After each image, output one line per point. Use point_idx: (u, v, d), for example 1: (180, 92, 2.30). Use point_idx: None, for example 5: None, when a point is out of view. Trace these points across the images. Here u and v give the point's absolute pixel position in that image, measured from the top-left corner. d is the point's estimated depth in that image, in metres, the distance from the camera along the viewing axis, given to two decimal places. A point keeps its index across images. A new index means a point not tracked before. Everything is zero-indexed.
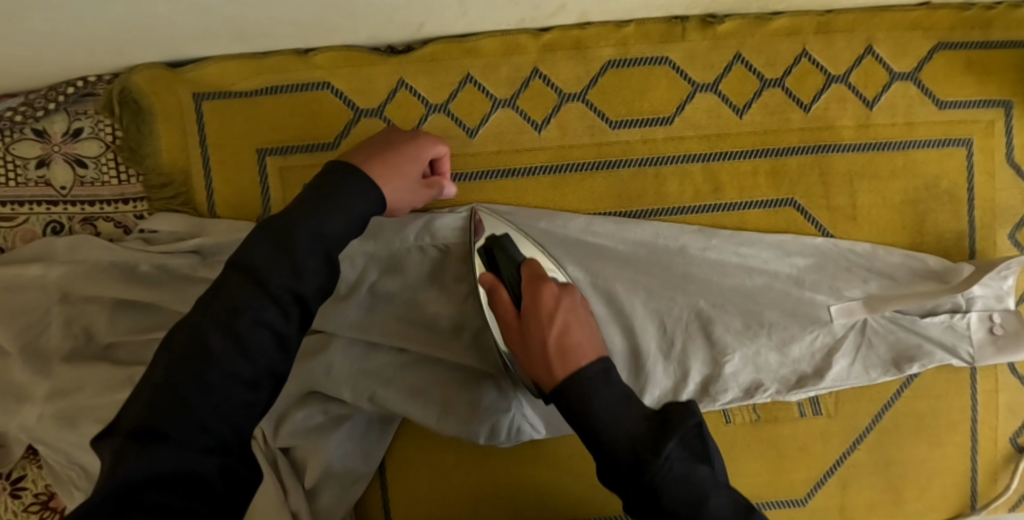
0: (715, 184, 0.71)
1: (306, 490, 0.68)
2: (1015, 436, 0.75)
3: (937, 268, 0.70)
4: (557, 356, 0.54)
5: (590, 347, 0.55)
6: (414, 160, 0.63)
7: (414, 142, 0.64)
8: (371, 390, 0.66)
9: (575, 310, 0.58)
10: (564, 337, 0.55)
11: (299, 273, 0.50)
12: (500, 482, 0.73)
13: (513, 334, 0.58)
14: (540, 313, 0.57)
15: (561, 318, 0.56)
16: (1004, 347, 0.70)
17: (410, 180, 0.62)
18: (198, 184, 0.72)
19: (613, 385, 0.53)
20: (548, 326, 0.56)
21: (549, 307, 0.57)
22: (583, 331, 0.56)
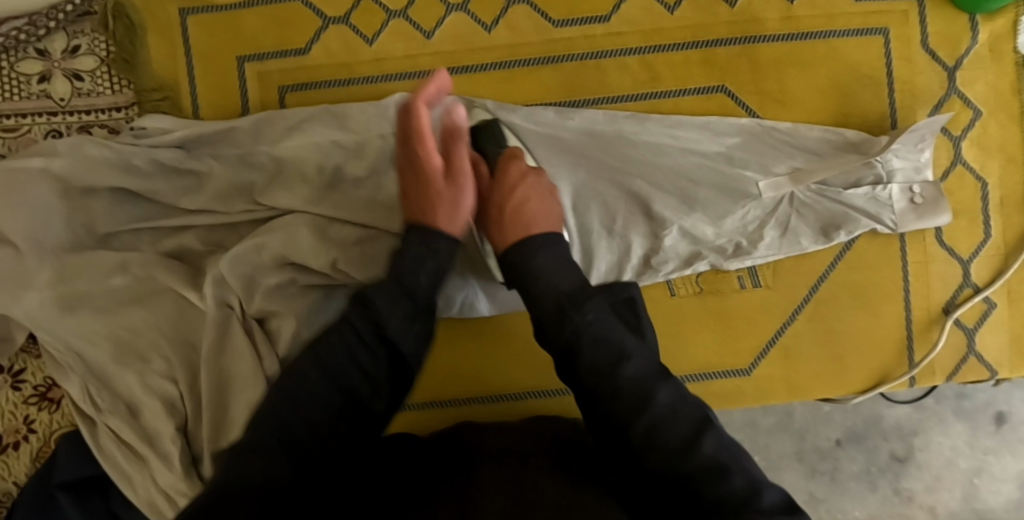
0: (651, 74, 0.78)
1: (279, 356, 0.75)
2: (948, 304, 0.80)
3: (856, 140, 0.78)
4: (511, 219, 0.66)
5: (544, 221, 0.67)
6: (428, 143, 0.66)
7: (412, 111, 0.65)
8: (335, 258, 0.73)
9: (538, 186, 0.69)
10: (521, 205, 0.67)
11: (546, 278, 0.62)
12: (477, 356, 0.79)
13: (482, 193, 0.70)
14: (506, 184, 0.68)
15: (521, 190, 0.68)
16: (923, 213, 0.78)
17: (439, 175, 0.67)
18: (184, 90, 0.79)
19: (556, 248, 0.65)
20: (504, 203, 0.68)
21: (513, 182, 0.68)
22: (537, 207, 0.67)
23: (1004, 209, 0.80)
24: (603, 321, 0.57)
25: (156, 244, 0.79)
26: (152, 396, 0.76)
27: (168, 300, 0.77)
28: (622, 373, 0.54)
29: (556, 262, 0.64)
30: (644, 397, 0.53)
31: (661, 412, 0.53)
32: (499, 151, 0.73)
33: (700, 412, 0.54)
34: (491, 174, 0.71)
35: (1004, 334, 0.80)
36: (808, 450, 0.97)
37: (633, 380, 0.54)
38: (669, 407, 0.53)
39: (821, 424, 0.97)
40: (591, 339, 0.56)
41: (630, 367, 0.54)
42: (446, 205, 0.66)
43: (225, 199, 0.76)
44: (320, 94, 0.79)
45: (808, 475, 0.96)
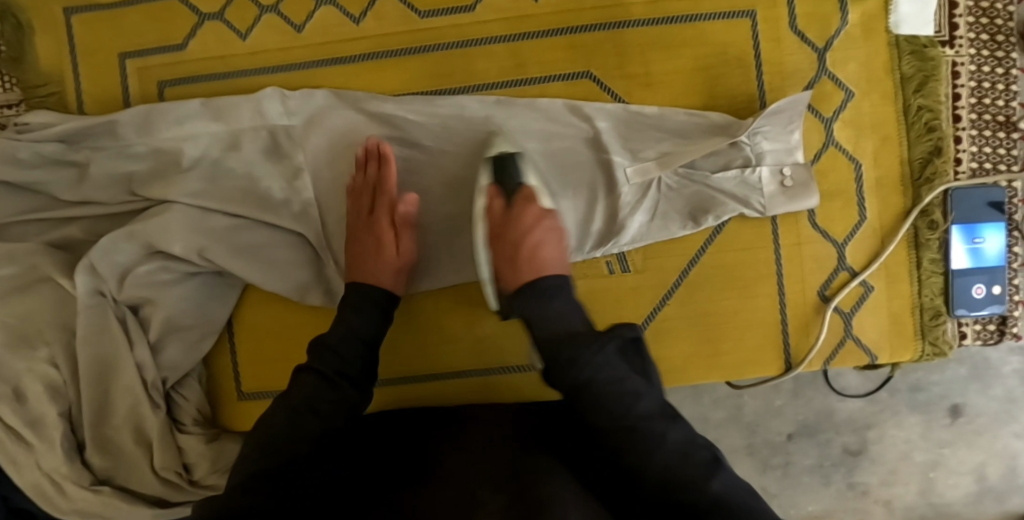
0: (517, 61, 0.79)
1: (152, 344, 0.77)
2: (822, 287, 0.79)
3: (721, 124, 0.77)
4: (528, 263, 0.70)
5: (556, 264, 0.70)
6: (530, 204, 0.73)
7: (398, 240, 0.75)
8: (201, 246, 0.76)
9: (553, 230, 0.72)
10: (536, 250, 0.70)
11: (586, 366, 0.59)
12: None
13: (496, 242, 0.72)
14: (533, 220, 0.72)
15: (538, 233, 0.71)
16: (794, 196, 0.76)
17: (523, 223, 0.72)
18: (70, 87, 0.82)
19: (565, 295, 0.68)
20: (521, 246, 0.70)
21: (528, 226, 0.71)
22: (554, 256, 0.71)
23: (879, 190, 0.79)
24: (693, 445, 0.55)
25: (44, 234, 0.81)
26: (36, 382, 0.78)
27: (48, 288, 0.80)
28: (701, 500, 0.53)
29: (567, 307, 0.67)
30: (661, 434, 0.55)
31: (670, 454, 0.55)
32: (517, 186, 0.74)
33: (710, 453, 0.55)
34: (505, 209, 0.73)
35: (881, 316, 0.79)
36: (760, 443, 0.96)
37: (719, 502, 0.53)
38: (680, 446, 0.55)
39: (773, 417, 0.95)
40: (674, 447, 0.55)
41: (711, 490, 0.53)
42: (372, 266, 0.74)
43: (104, 190, 0.79)
44: (196, 87, 0.81)
45: (760, 470, 0.96)
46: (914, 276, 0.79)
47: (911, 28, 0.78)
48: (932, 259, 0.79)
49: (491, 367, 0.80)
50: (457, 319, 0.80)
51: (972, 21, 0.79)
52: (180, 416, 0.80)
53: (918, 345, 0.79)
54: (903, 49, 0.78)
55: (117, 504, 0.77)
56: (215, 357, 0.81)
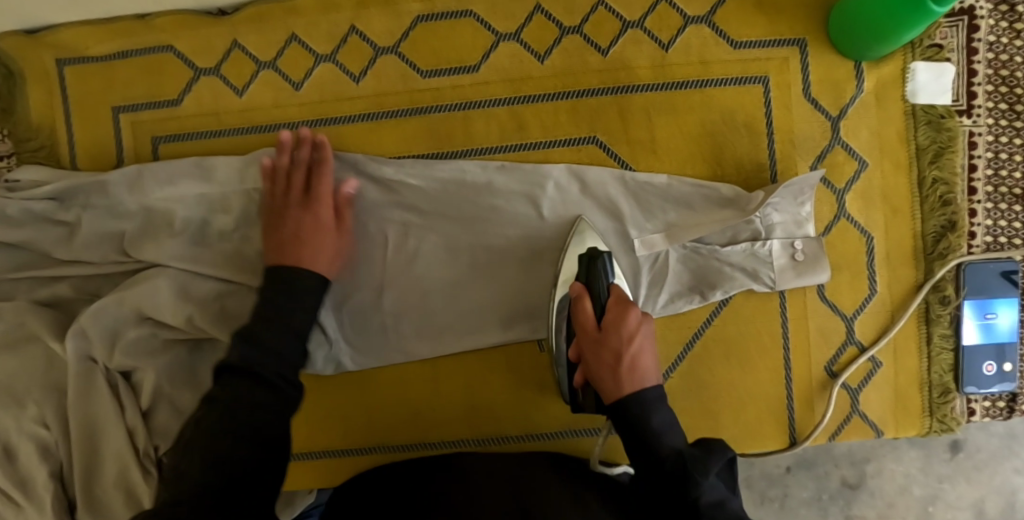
0: (519, 124, 0.77)
1: (144, 410, 0.75)
2: (828, 362, 0.77)
3: (729, 196, 0.74)
4: (630, 375, 0.67)
5: (653, 373, 0.68)
6: (617, 325, 0.69)
7: (626, 315, 0.69)
8: (193, 314, 0.74)
9: (649, 339, 0.69)
10: (636, 360, 0.67)
11: (659, 441, 0.64)
12: (353, 410, 0.79)
13: (593, 352, 0.69)
14: (623, 334, 0.68)
15: (638, 342, 0.68)
16: (803, 271, 0.75)
17: (608, 345, 0.68)
18: (61, 140, 0.80)
19: (664, 408, 0.66)
20: (622, 359, 0.67)
21: (629, 334, 0.68)
22: (643, 365, 0.68)
23: (890, 263, 0.77)
24: (739, 516, 0.60)
25: (33, 292, 0.79)
26: (27, 441, 0.77)
27: (38, 348, 0.78)
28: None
29: (667, 423, 0.65)
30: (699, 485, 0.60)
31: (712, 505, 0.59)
32: (604, 296, 0.71)
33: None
34: (597, 323, 0.70)
35: (888, 391, 0.77)
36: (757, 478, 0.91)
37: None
38: (721, 498, 0.60)
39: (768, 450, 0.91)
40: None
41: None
42: (308, 248, 0.72)
43: (93, 249, 0.77)
44: (191, 144, 0.79)
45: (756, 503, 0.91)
46: (923, 352, 0.77)
47: (928, 97, 0.76)
48: (943, 336, 0.77)
49: (489, 437, 0.78)
50: (453, 389, 0.78)
51: (991, 90, 0.76)
52: None
53: (925, 422, 0.78)
54: (919, 120, 0.76)
55: None
56: None
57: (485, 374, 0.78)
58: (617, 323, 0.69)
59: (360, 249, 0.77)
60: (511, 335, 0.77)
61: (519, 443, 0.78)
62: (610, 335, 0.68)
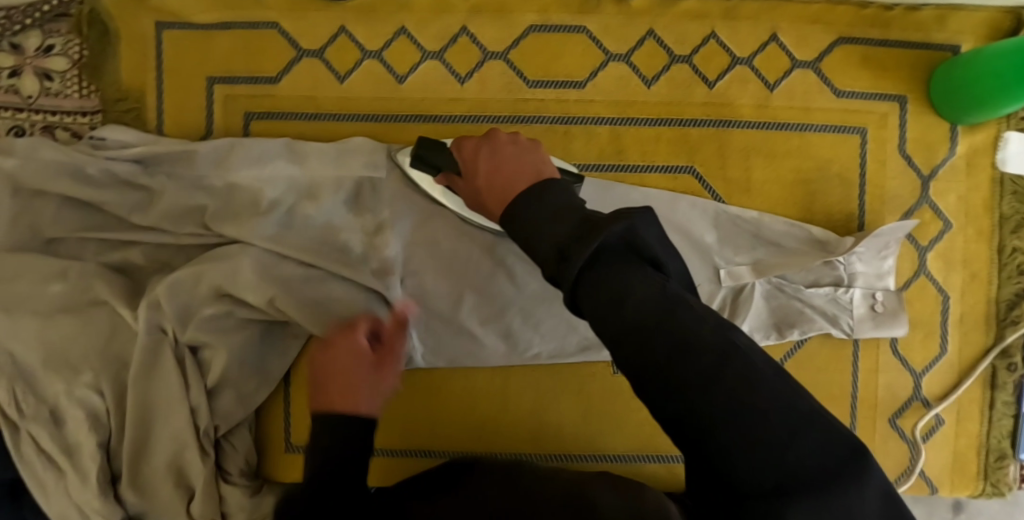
0: (619, 146, 0.77)
1: (208, 389, 0.73)
2: (893, 416, 0.78)
3: (822, 238, 0.76)
4: (492, 186, 0.56)
5: (522, 166, 0.55)
6: (468, 164, 0.60)
7: (465, 152, 0.60)
8: (273, 295, 0.72)
9: (493, 146, 0.59)
10: (491, 172, 0.56)
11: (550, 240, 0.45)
12: (420, 412, 0.78)
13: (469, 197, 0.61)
14: (469, 160, 0.60)
15: (486, 159, 0.58)
16: (881, 322, 0.76)
17: (474, 185, 0.58)
18: (150, 104, 0.78)
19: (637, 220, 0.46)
20: (479, 181, 0.57)
21: (474, 164, 0.59)
22: (485, 170, 0.57)
23: (963, 326, 0.78)
24: (705, 331, 0.39)
25: (102, 255, 0.78)
26: (76, 408, 0.76)
27: (102, 314, 0.77)
28: (627, 312, 0.40)
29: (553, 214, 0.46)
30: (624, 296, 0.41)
31: (651, 314, 0.40)
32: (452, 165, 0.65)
33: (739, 346, 0.39)
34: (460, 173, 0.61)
35: (948, 452, 0.79)
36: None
37: (648, 294, 0.41)
38: (659, 299, 0.41)
39: None
40: (687, 344, 0.39)
41: (636, 265, 0.43)
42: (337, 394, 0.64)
43: (169, 221, 0.75)
44: (284, 125, 0.78)
45: None
46: (985, 415, 0.78)
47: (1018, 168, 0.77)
48: (1007, 402, 0.78)
49: (553, 454, 0.78)
50: (521, 400, 0.78)
51: None
52: (226, 465, 0.76)
53: (978, 484, 0.78)
54: (1006, 189, 0.77)
55: None
56: (269, 405, 0.78)
57: (555, 388, 0.78)
58: (467, 159, 0.60)
59: (443, 252, 0.77)
60: (585, 353, 0.77)
61: (583, 464, 0.78)
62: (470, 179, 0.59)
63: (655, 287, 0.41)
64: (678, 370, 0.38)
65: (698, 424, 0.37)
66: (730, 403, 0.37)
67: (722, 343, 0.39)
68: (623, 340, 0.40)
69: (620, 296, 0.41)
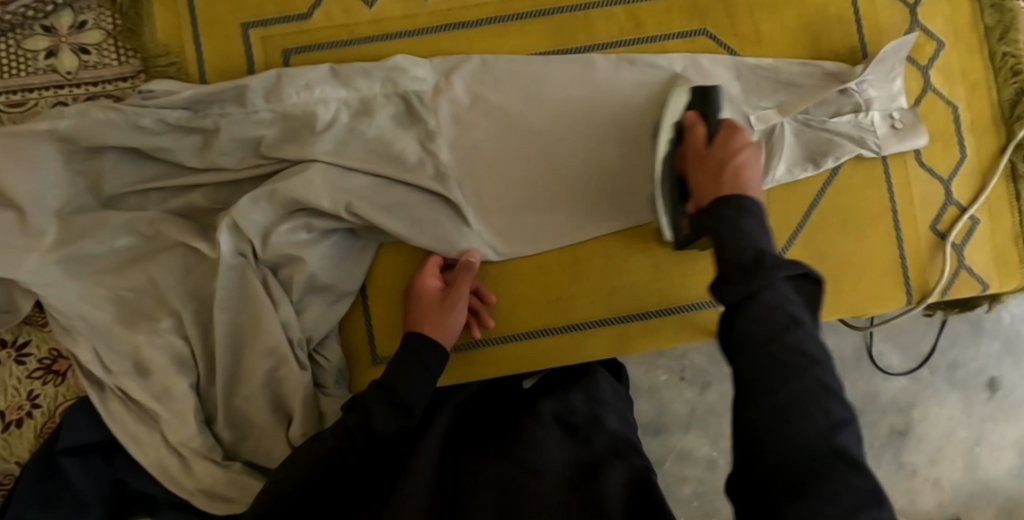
0: (637, 22, 0.84)
1: (294, 305, 0.76)
2: (933, 222, 0.84)
3: (833, 71, 0.83)
4: (731, 175, 0.65)
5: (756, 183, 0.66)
6: (739, 144, 0.68)
7: (733, 137, 0.69)
8: (347, 201, 0.75)
9: (758, 158, 0.68)
10: (742, 168, 0.66)
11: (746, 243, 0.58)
12: (506, 298, 0.82)
13: (698, 158, 0.70)
14: (732, 146, 0.68)
15: (746, 152, 0.67)
16: (904, 136, 0.82)
17: (722, 155, 0.68)
18: (190, 57, 0.82)
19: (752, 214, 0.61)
20: (720, 159, 0.67)
21: (739, 146, 0.68)
22: (723, 159, 0.67)
23: (975, 131, 0.85)
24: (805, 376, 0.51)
25: (166, 203, 0.80)
26: (162, 354, 0.76)
27: (174, 256, 0.78)
28: (780, 341, 0.52)
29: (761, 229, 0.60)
30: (783, 327, 0.52)
31: (779, 355, 0.52)
32: (716, 120, 0.74)
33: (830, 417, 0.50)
34: (707, 141, 0.71)
35: (986, 248, 0.85)
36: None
37: (806, 347, 0.52)
38: (797, 348, 0.52)
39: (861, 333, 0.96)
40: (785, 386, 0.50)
41: (798, 333, 0.52)
42: (434, 320, 0.75)
43: (231, 155, 0.78)
44: (322, 55, 0.82)
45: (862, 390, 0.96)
46: (1015, 208, 0.85)
47: None
48: None
49: (631, 314, 0.83)
50: (597, 273, 0.83)
51: None
52: (321, 380, 0.78)
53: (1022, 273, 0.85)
54: (985, 3, 0.85)
55: (248, 481, 0.75)
56: (350, 321, 0.80)
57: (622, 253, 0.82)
58: (741, 143, 0.69)
59: (495, 147, 0.81)
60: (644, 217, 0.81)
61: (660, 319, 0.83)
62: (716, 155, 0.68)
63: (811, 341, 0.53)
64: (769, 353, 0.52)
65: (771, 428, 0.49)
66: (788, 439, 0.48)
67: (808, 391, 0.50)
68: (748, 356, 0.52)
69: (765, 348, 0.52)
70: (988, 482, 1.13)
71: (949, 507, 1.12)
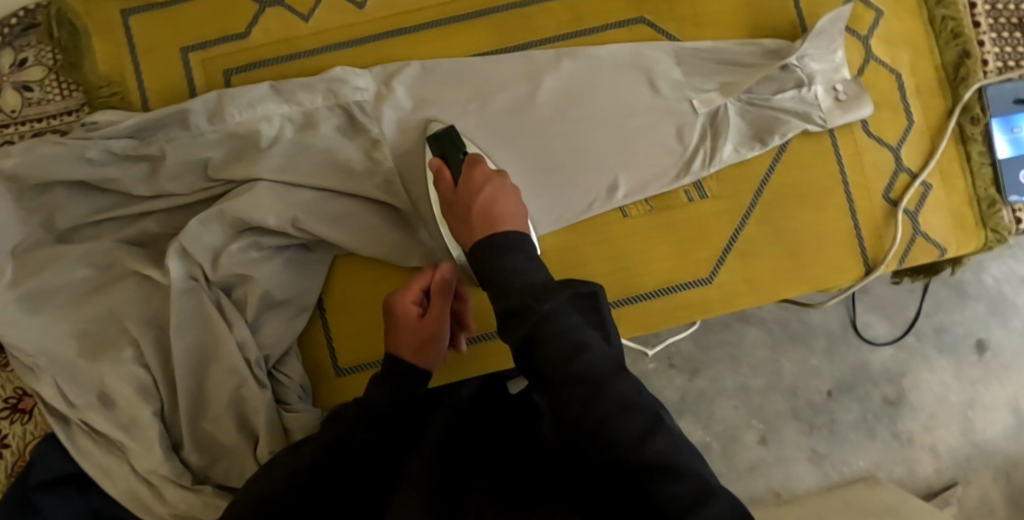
0: (575, 15, 0.83)
1: (250, 323, 0.76)
2: (885, 191, 0.83)
3: (772, 48, 0.83)
4: (478, 220, 0.70)
5: (510, 215, 0.70)
6: (471, 187, 0.73)
7: (469, 177, 0.73)
8: (293, 216, 0.75)
9: (501, 187, 0.73)
10: (487, 207, 0.70)
11: (514, 276, 0.62)
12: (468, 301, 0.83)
13: (448, 200, 0.74)
14: (472, 187, 0.72)
15: (487, 190, 0.72)
16: (849, 108, 0.82)
17: (467, 197, 0.72)
18: (132, 86, 0.82)
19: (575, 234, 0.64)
20: (473, 200, 0.71)
21: (479, 185, 0.72)
22: (481, 200, 0.71)
23: (921, 95, 0.84)
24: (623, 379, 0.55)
25: (118, 232, 0.80)
26: (125, 384, 0.76)
27: (129, 285, 0.78)
28: (577, 360, 0.55)
29: (522, 265, 0.64)
30: (577, 348, 0.56)
31: (600, 367, 0.55)
32: (461, 158, 0.77)
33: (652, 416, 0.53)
34: (454, 183, 0.75)
35: (943, 211, 0.84)
36: (803, 406, 1.12)
37: (596, 366, 0.55)
38: (607, 362, 0.56)
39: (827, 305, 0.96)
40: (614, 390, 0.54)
41: (586, 358, 0.55)
42: (411, 340, 0.71)
43: (180, 178, 0.78)
44: (263, 73, 0.82)
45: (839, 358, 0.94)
46: (966, 169, 0.85)
47: None
48: (980, 151, 0.84)
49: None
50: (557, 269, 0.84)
51: None
52: (283, 397, 0.78)
53: (981, 234, 0.85)
54: None
55: (219, 503, 0.75)
56: (310, 335, 0.81)
57: (578, 244, 0.82)
58: (479, 182, 0.73)
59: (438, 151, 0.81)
60: (595, 209, 0.81)
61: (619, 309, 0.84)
62: (467, 198, 0.72)
63: (595, 350, 0.57)
64: (579, 368, 0.55)
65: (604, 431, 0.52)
66: (621, 439, 0.51)
67: (630, 396, 0.54)
68: (573, 376, 0.55)
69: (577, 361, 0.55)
70: (982, 445, 1.12)
71: (947, 473, 1.12)
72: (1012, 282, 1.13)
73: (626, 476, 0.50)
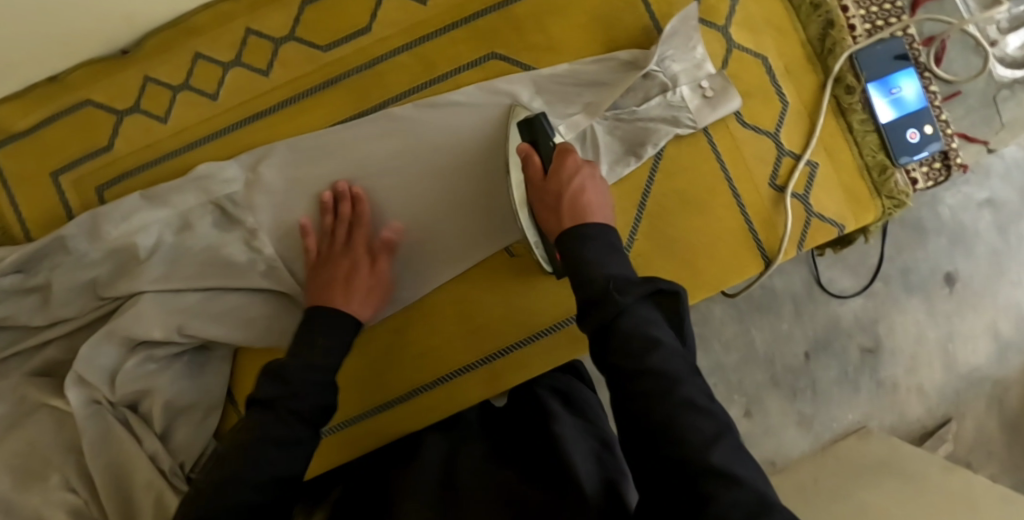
0: (426, 63, 0.83)
1: (159, 434, 0.78)
2: (770, 179, 0.82)
3: (628, 59, 0.81)
4: (568, 211, 0.68)
5: (598, 209, 0.68)
6: (561, 176, 0.70)
7: (562, 164, 0.71)
8: (178, 324, 0.77)
9: (592, 179, 0.71)
10: (577, 198, 0.68)
11: (591, 268, 0.62)
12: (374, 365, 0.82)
13: (537, 190, 0.71)
14: (563, 176, 0.70)
15: (578, 182, 0.70)
16: (716, 104, 0.80)
17: (554, 188, 0.70)
18: (11, 219, 0.83)
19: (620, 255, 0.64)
20: (563, 190, 0.69)
21: (570, 175, 0.70)
22: (569, 191, 0.69)
23: (791, 75, 0.83)
24: (682, 377, 0.55)
25: (23, 366, 0.81)
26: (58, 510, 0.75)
27: (42, 416, 0.79)
28: (648, 355, 0.55)
29: (602, 253, 0.63)
30: (648, 342, 0.56)
31: (664, 366, 0.55)
32: (550, 147, 0.74)
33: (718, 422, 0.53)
34: (545, 171, 0.72)
35: (834, 187, 0.83)
36: (782, 372, 1.08)
37: (663, 367, 0.55)
38: (672, 365, 0.56)
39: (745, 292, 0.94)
40: (675, 389, 0.54)
41: (659, 355, 0.55)
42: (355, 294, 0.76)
43: (71, 303, 0.79)
44: (134, 181, 0.83)
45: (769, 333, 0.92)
46: (850, 140, 0.83)
47: None
48: (861, 120, 0.83)
49: (492, 353, 0.83)
50: (456, 321, 0.83)
51: None
52: None
53: (876, 203, 0.83)
54: None
55: None
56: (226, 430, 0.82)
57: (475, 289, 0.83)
58: (571, 170, 0.71)
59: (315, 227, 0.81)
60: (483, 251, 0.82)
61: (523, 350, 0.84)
62: (555, 188, 0.70)
63: (671, 352, 0.56)
64: (646, 367, 0.55)
65: (662, 432, 0.53)
66: (687, 438, 0.52)
67: (694, 401, 0.54)
68: (639, 373, 0.55)
69: (644, 356, 0.55)
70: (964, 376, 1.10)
71: (939, 410, 1.10)
72: (969, 208, 1.09)
73: (684, 477, 0.50)
